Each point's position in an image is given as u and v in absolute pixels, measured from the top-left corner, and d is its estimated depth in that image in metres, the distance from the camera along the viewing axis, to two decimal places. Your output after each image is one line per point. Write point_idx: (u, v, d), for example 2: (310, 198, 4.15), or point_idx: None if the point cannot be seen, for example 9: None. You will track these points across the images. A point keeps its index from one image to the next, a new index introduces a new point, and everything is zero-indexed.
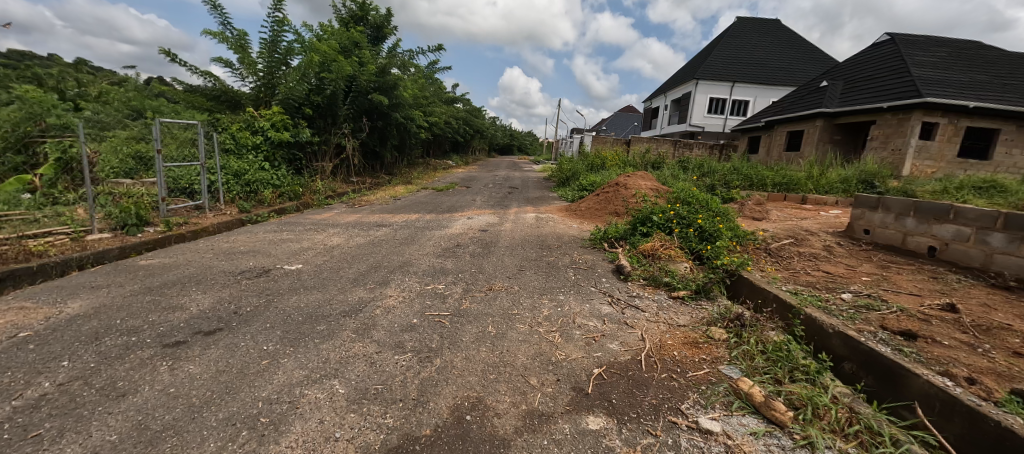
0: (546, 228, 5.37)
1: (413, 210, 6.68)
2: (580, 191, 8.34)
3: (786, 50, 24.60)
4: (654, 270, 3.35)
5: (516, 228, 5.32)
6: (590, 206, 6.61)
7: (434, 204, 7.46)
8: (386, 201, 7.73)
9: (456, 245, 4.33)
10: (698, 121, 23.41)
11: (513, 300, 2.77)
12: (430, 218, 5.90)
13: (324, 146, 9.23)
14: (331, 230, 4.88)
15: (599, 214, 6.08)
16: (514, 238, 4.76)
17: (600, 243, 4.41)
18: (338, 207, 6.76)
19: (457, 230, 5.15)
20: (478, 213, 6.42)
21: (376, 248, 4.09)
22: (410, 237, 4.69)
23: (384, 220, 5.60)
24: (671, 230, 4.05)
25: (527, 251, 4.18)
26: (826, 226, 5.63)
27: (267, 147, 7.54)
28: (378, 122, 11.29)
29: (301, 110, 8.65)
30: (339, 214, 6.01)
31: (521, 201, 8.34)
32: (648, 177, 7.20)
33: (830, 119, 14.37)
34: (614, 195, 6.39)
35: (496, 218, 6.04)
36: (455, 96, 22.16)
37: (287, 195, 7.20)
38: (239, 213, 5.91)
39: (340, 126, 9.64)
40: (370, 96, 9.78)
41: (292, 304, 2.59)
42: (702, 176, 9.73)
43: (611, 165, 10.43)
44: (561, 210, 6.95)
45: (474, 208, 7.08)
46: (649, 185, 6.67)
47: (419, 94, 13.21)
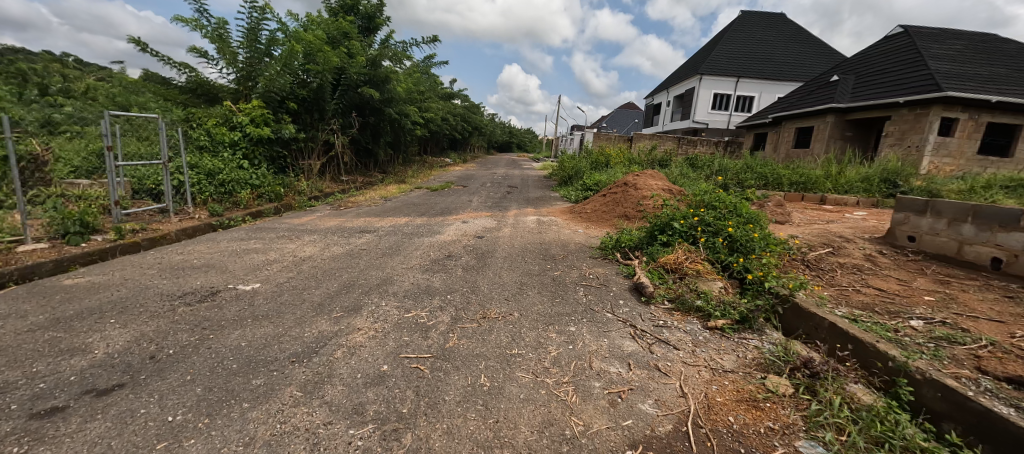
0: (550, 234, 4.82)
1: (403, 212, 6.14)
2: (584, 191, 7.77)
3: (792, 44, 24.01)
4: (682, 290, 2.79)
5: (515, 234, 4.77)
6: (596, 208, 6.07)
7: (427, 205, 6.91)
8: (376, 202, 7.18)
9: (448, 256, 3.78)
10: (702, 118, 22.81)
11: (511, 334, 2.22)
12: (422, 222, 5.36)
13: (311, 143, 8.65)
14: (308, 238, 4.33)
15: (607, 217, 5.54)
16: (513, 247, 4.21)
17: (612, 253, 3.86)
18: (320, 210, 6.21)
19: (449, 236, 4.62)
20: (474, 216, 5.87)
21: (354, 261, 3.54)
22: (396, 245, 4.14)
23: (370, 225, 5.06)
24: (695, 240, 3.50)
25: (529, 263, 3.63)
26: (859, 231, 5.08)
27: (246, 144, 6.94)
28: (370, 117, 10.69)
29: (284, 105, 8.06)
30: (320, 217, 5.46)
31: (521, 201, 7.79)
32: (658, 175, 6.66)
33: (842, 115, 13.81)
34: (623, 196, 5.84)
35: (494, 222, 5.49)
36: (453, 93, 21.56)
37: (267, 196, 6.63)
38: (210, 217, 5.35)
39: (328, 122, 9.07)
40: (360, 90, 9.19)
41: (230, 343, 2.02)
42: (712, 174, 9.19)
43: (616, 163, 9.88)
44: (564, 212, 6.41)
45: (469, 210, 6.53)
46: (661, 185, 6.12)
47: (414, 89, 12.62)
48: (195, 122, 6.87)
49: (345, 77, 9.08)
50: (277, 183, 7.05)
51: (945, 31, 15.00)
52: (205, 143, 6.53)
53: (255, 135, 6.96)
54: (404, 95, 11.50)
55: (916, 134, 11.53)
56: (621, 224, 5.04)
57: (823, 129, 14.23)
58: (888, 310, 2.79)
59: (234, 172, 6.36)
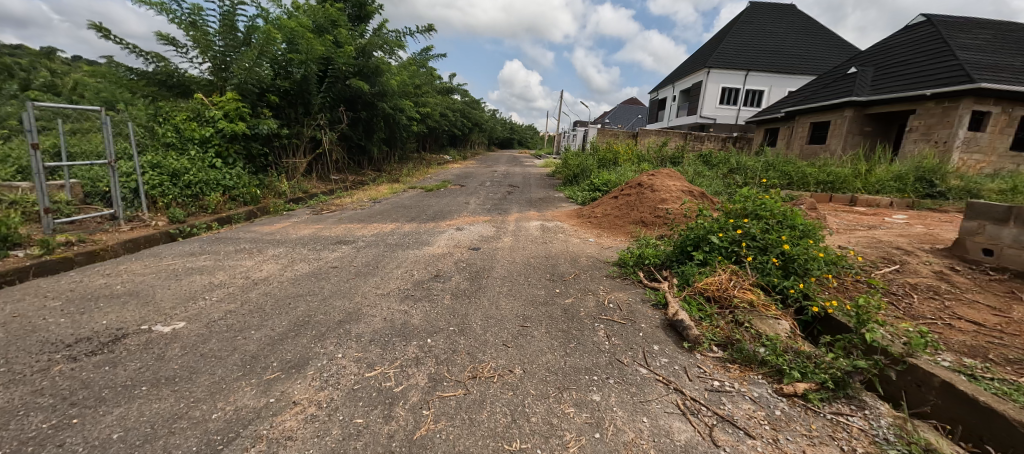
0: (557, 245, 4.14)
1: (392, 217, 5.49)
2: (592, 192, 7.09)
3: (803, 37, 23.16)
4: (737, 332, 2.13)
5: (516, 246, 4.10)
6: (607, 212, 5.38)
7: (419, 208, 6.26)
8: (364, 204, 6.55)
9: (435, 275, 3.12)
10: (710, 113, 22.02)
11: (511, 412, 1.56)
12: (410, 230, 4.71)
13: (295, 140, 7.99)
14: (272, 250, 3.68)
15: (622, 223, 4.87)
16: (514, 262, 3.54)
17: (633, 272, 3.19)
18: (299, 214, 5.58)
19: (440, 248, 3.96)
20: (471, 221, 5.23)
21: (320, 282, 2.90)
22: (376, 261, 3.48)
23: (350, 234, 4.41)
24: (738, 258, 2.84)
25: (532, 286, 2.95)
26: (912, 240, 4.40)
27: (219, 140, 6.26)
28: (361, 112, 10.03)
29: (264, 97, 7.38)
30: (296, 224, 4.83)
31: (523, 203, 7.13)
32: (674, 175, 5.98)
33: (861, 109, 13.06)
34: (638, 199, 5.17)
35: (493, 229, 4.85)
36: (452, 88, 20.86)
37: (237, 199, 5.95)
38: (169, 224, 4.70)
39: (314, 117, 8.43)
40: (348, 82, 8.51)
41: (93, 438, 1.36)
42: (729, 173, 8.49)
43: (625, 160, 9.19)
44: (570, 216, 5.73)
45: (466, 214, 5.88)
46: (680, 187, 5.45)
47: (409, 83, 11.92)
48: (161, 116, 6.19)
49: (333, 69, 8.40)
50: (253, 184, 6.40)
51: (970, 20, 14.21)
52: (172, 140, 5.88)
53: (228, 130, 6.26)
54: (398, 88, 10.81)
55: (944, 129, 10.78)
56: (640, 234, 4.37)
57: (841, 125, 13.47)
58: (1006, 358, 2.12)
59: (204, 172, 5.72)
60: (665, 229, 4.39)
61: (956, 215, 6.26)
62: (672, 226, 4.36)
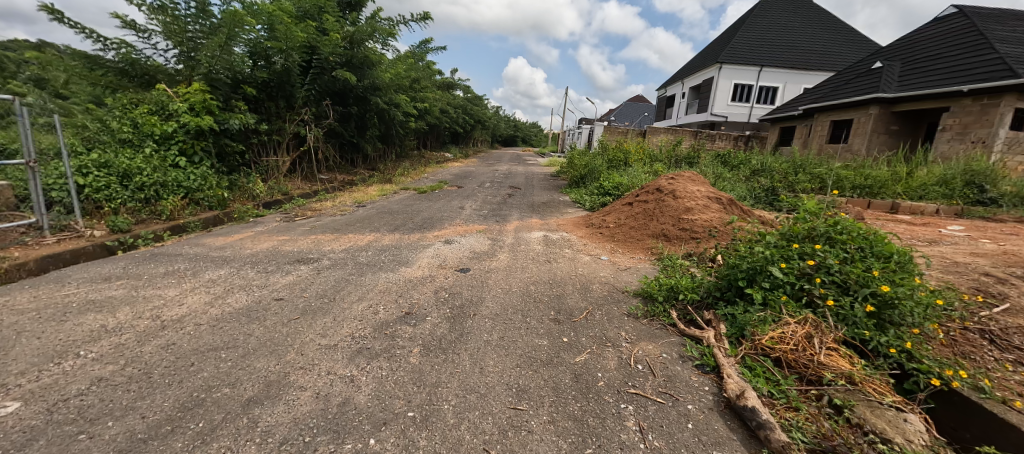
0: (563, 267, 3.40)
1: (373, 225, 4.79)
2: (602, 197, 6.34)
3: (819, 31, 22.19)
4: (841, 433, 1.42)
5: (513, 266, 3.36)
6: (620, 221, 4.65)
7: (407, 214, 5.54)
8: (345, 209, 5.85)
9: (405, 314, 2.39)
10: (721, 110, 21.13)
11: None
12: (389, 242, 4.00)
13: (275, 136, 7.29)
14: (209, 273, 2.96)
15: (639, 236, 4.16)
16: (510, 292, 2.80)
17: (663, 309, 2.46)
18: (267, 221, 4.90)
19: (420, 268, 3.24)
20: (462, 232, 4.52)
21: (250, 326, 2.18)
22: (335, 288, 2.77)
23: (315, 249, 3.70)
24: (810, 299, 2.12)
25: (531, 334, 2.21)
26: (992, 262, 3.62)
27: (183, 136, 5.58)
28: (353, 107, 9.37)
29: (239, 89, 6.69)
30: (258, 235, 4.15)
31: (523, 207, 6.41)
32: (696, 177, 5.23)
33: (888, 107, 12.18)
34: (656, 207, 4.46)
35: (488, 242, 4.15)
36: (453, 83, 20.14)
37: (194, 203, 5.24)
38: (108, 234, 4.03)
39: (298, 111, 7.73)
40: (335, 73, 7.78)
41: None
42: (752, 176, 7.71)
43: (637, 160, 8.43)
44: (578, 225, 5.01)
45: (459, 221, 5.17)
46: (704, 192, 4.71)
47: (405, 76, 11.20)
48: (117, 108, 5.50)
49: (319, 59, 7.69)
50: (220, 186, 5.71)
51: (1006, 10, 13.24)
52: (127, 136, 5.20)
53: (193, 124, 5.55)
54: (393, 82, 10.10)
55: (981, 128, 9.87)
56: (665, 252, 3.65)
57: (865, 123, 12.56)
58: None
59: (163, 172, 5.05)
60: (693, 245, 3.69)
61: (1018, 226, 5.46)
62: (702, 243, 3.66)
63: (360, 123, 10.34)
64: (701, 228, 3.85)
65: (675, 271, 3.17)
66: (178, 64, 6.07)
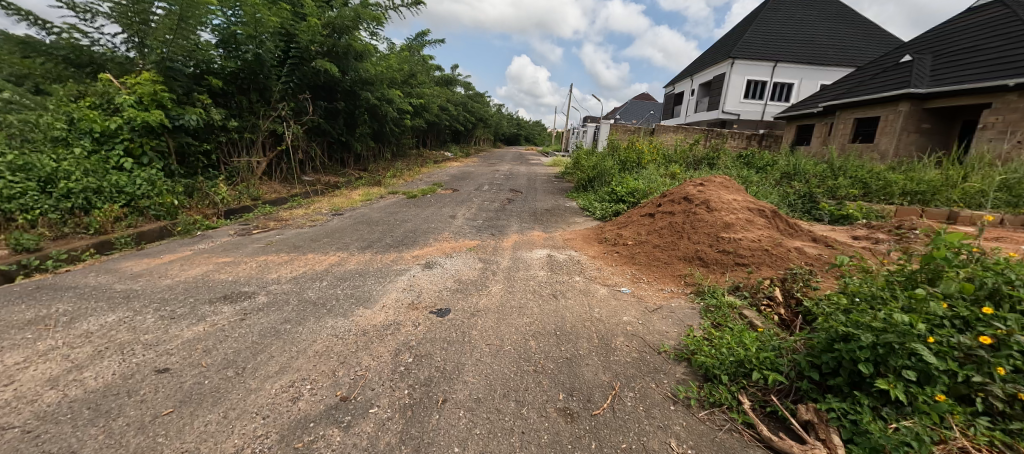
0: (573, 306, 2.56)
1: (343, 240, 4.00)
2: (614, 204, 5.51)
3: (835, 25, 21.21)
4: None
5: (507, 306, 2.54)
6: (641, 237, 3.82)
7: (388, 225, 4.73)
8: (318, 218, 5.04)
9: (339, 401, 1.59)
10: (733, 108, 20.19)
11: None
12: (352, 267, 3.18)
13: (247, 134, 6.51)
14: (89, 321, 2.16)
15: (666, 258, 3.35)
16: (500, 354, 1.98)
17: (729, 393, 1.64)
18: (220, 234, 4.13)
19: (383, 309, 2.43)
20: (447, 251, 3.72)
21: (87, 432, 1.40)
22: (252, 347, 1.96)
23: (255, 277, 2.89)
24: (982, 400, 1.31)
25: (527, 450, 1.39)
26: None
27: (130, 134, 4.79)
28: (339, 102, 8.59)
29: (204, 81, 5.89)
30: (195, 256, 3.37)
31: (524, 215, 5.60)
32: (729, 182, 4.38)
33: (919, 105, 10.76)
34: (685, 221, 3.65)
35: (478, 266, 3.35)
36: (452, 80, 19.31)
37: (139, 212, 4.45)
38: (11, 256, 3.26)
39: (274, 106, 6.94)
40: (315, 63, 6.97)
41: None
42: (783, 179, 6.85)
43: (651, 161, 7.58)
44: (588, 241, 4.20)
45: (447, 234, 4.36)
46: (742, 201, 3.88)
47: (398, 69, 10.40)
48: (51, 101, 4.71)
49: (297, 48, 6.89)
50: (173, 191, 4.92)
51: None
52: (60, 134, 4.41)
53: (138, 120, 4.74)
54: (383, 75, 9.31)
55: None
56: (704, 283, 2.86)
57: (893, 121, 11.29)
58: None
59: (99, 177, 4.27)
60: (740, 275, 2.90)
61: None
62: (752, 274, 2.86)
63: (349, 120, 9.55)
64: (746, 251, 3.05)
65: (727, 318, 2.34)
66: (132, 52, 5.26)
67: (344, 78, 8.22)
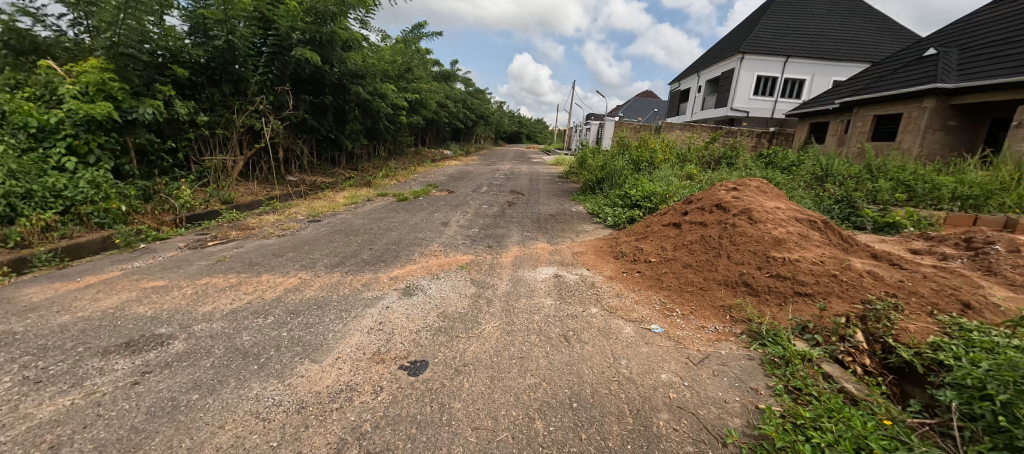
0: (591, 356, 1.93)
1: (312, 255, 3.37)
2: (628, 210, 4.87)
3: (849, 19, 20.44)
4: None
5: (505, 356, 1.90)
6: (667, 253, 3.17)
7: (370, 234, 4.10)
8: (290, 225, 4.41)
9: None
10: (742, 105, 19.47)
11: None
12: (312, 293, 2.55)
13: (220, 130, 5.89)
14: None
15: (702, 282, 2.71)
16: (492, 449, 1.36)
17: None
18: (168, 247, 3.50)
19: (336, 364, 1.79)
20: (434, 269, 3.10)
21: None
22: (124, 441, 1.33)
23: (182, 311, 2.26)
24: None
25: None
26: None
27: (73, 129, 4.15)
28: (327, 97, 7.97)
29: (168, 71, 5.26)
30: (119, 278, 2.75)
31: (526, 222, 4.96)
32: (767, 186, 3.72)
33: (945, 99, 9.27)
34: (722, 235, 3.00)
35: (469, 291, 2.71)
36: (451, 76, 18.60)
37: (78, 220, 3.81)
38: None
39: (251, 99, 6.30)
40: (295, 52, 6.31)
41: None
42: (812, 180, 6.19)
43: (665, 161, 6.93)
44: (601, 256, 3.56)
45: (436, 246, 3.72)
46: (787, 210, 3.23)
47: (391, 62, 9.75)
48: None
49: (275, 35, 6.24)
50: (125, 195, 4.28)
51: None
52: None
53: (81, 112, 4.09)
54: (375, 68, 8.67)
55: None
56: (759, 321, 2.21)
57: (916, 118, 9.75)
58: None
59: (30, 179, 3.64)
60: (804, 308, 2.26)
61: None
62: (820, 309, 2.22)
63: (338, 116, 8.91)
64: (808, 277, 2.41)
65: (806, 382, 1.71)
66: (83, 36, 4.64)
67: (330, 70, 7.57)
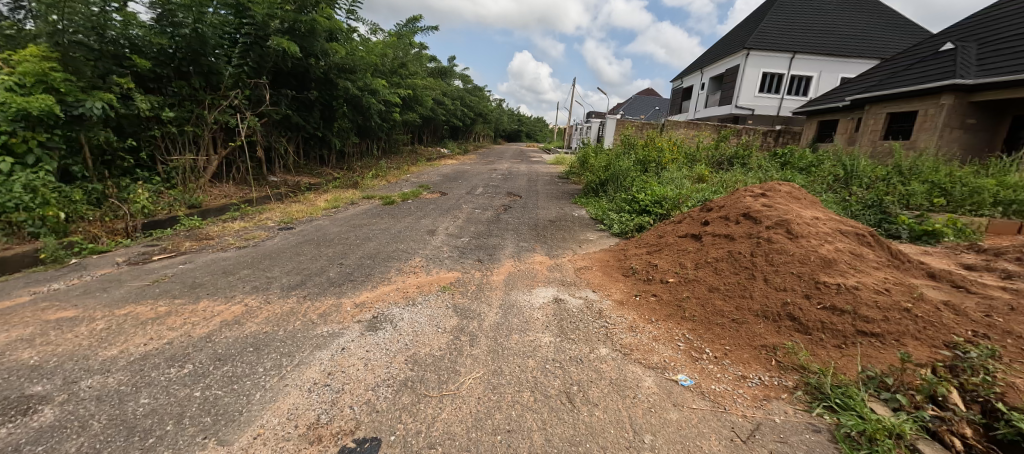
0: (602, 430, 1.44)
1: (270, 273, 2.88)
2: (637, 216, 4.36)
3: (858, 14, 19.88)
4: None
5: (486, 432, 1.41)
6: (687, 273, 2.67)
7: (345, 245, 3.60)
8: (256, 234, 3.91)
9: None
10: (747, 103, 18.93)
11: None
12: (252, 329, 2.05)
13: (189, 127, 5.38)
14: None
15: (735, 313, 2.21)
16: None
17: None
18: (103, 262, 3.00)
19: (252, 449, 1.30)
20: (410, 292, 2.60)
21: None
22: None
23: (77, 358, 1.77)
24: None
25: None
26: None
27: (7, 126, 3.58)
28: (311, 92, 7.45)
29: (127, 61, 4.72)
30: (20, 307, 2.24)
31: (523, 229, 4.46)
32: (799, 192, 3.23)
33: (963, 96, 7.79)
34: (755, 252, 2.51)
35: (448, 323, 2.21)
36: (447, 72, 18.02)
37: (9, 230, 3.31)
38: None
39: (223, 93, 5.79)
40: (272, 42, 5.80)
41: None
42: (835, 182, 5.67)
43: (673, 161, 6.42)
44: (608, 274, 3.06)
45: (418, 261, 3.22)
46: (829, 222, 2.74)
47: (382, 55, 9.23)
48: None
49: (251, 24, 5.80)
50: (68, 201, 3.78)
51: None
52: None
53: (13, 107, 3.51)
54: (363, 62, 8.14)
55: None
56: (820, 372, 1.72)
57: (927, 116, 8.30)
58: None
59: None
60: (874, 354, 1.77)
61: None
62: (896, 356, 1.73)
63: (326, 113, 8.38)
64: (874, 311, 1.92)
65: None
66: (28, 21, 4.13)
67: (314, 63, 7.04)
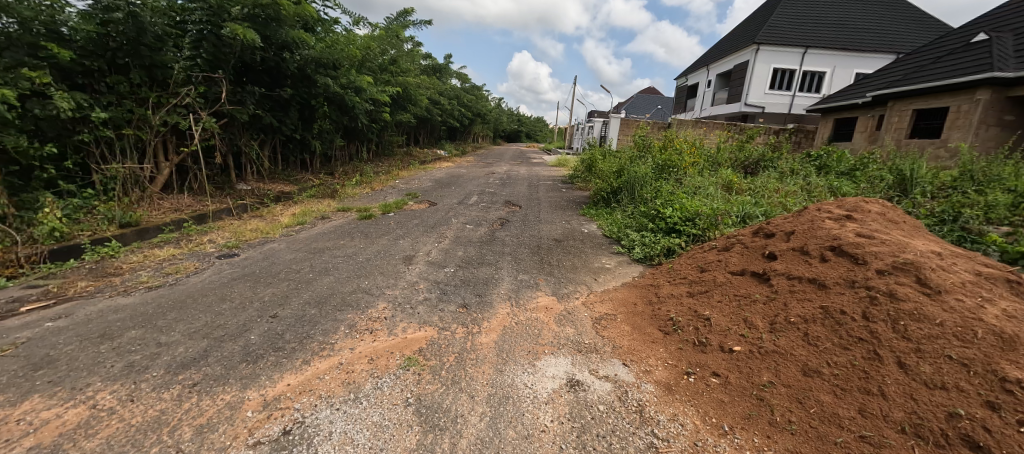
0: None
1: (167, 336, 2.04)
2: (664, 237, 3.52)
3: (872, 7, 19.01)
4: None
5: None
6: (761, 339, 1.83)
7: (292, 283, 2.77)
8: (185, 265, 3.08)
9: None
10: (757, 100, 18.08)
11: None
12: None
13: (128, 129, 4.55)
14: None
15: (866, 423, 1.37)
16: None
17: None
18: None
19: None
20: (358, 372, 1.76)
21: None
22: None
23: None
24: None
25: None
26: None
27: None
28: (285, 89, 6.62)
29: (44, 52, 3.87)
30: None
31: (524, 253, 3.63)
32: (894, 214, 2.41)
33: (1001, 91, 6.44)
34: (872, 313, 1.67)
35: (400, 443, 1.37)
36: (444, 70, 17.18)
37: None
38: None
39: (172, 89, 4.95)
40: (228, 30, 4.98)
41: None
42: (888, 190, 4.83)
43: (694, 165, 5.60)
44: (639, 329, 2.22)
45: (381, 310, 2.37)
46: (962, 263, 1.92)
47: (368, 50, 8.41)
48: None
49: (205, 9, 5.00)
50: None
51: None
52: None
53: None
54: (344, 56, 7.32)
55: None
56: None
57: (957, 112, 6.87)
58: None
59: None
60: None
61: None
62: None
63: (304, 113, 7.56)
64: None
65: None
66: None
67: (285, 56, 6.21)
